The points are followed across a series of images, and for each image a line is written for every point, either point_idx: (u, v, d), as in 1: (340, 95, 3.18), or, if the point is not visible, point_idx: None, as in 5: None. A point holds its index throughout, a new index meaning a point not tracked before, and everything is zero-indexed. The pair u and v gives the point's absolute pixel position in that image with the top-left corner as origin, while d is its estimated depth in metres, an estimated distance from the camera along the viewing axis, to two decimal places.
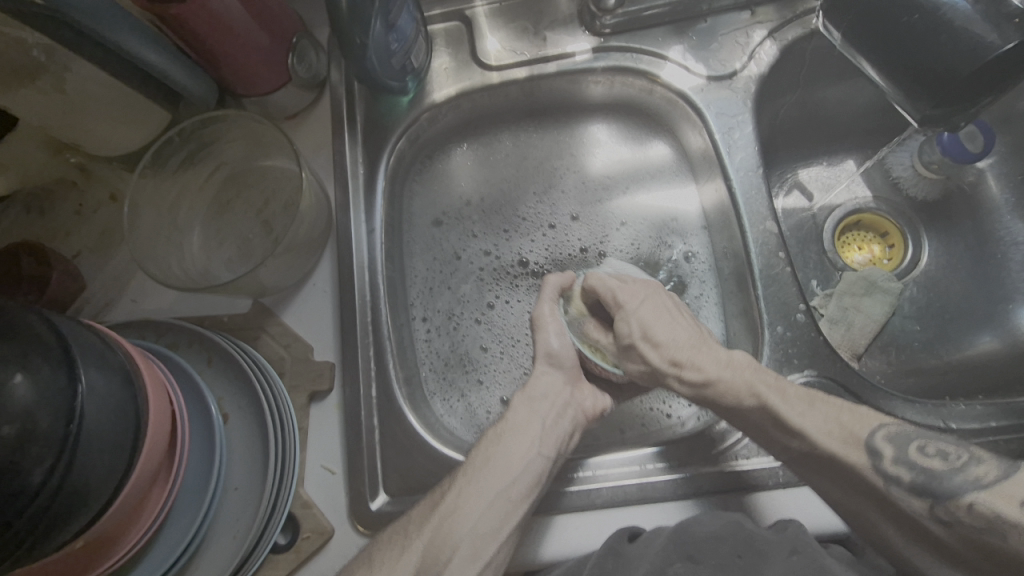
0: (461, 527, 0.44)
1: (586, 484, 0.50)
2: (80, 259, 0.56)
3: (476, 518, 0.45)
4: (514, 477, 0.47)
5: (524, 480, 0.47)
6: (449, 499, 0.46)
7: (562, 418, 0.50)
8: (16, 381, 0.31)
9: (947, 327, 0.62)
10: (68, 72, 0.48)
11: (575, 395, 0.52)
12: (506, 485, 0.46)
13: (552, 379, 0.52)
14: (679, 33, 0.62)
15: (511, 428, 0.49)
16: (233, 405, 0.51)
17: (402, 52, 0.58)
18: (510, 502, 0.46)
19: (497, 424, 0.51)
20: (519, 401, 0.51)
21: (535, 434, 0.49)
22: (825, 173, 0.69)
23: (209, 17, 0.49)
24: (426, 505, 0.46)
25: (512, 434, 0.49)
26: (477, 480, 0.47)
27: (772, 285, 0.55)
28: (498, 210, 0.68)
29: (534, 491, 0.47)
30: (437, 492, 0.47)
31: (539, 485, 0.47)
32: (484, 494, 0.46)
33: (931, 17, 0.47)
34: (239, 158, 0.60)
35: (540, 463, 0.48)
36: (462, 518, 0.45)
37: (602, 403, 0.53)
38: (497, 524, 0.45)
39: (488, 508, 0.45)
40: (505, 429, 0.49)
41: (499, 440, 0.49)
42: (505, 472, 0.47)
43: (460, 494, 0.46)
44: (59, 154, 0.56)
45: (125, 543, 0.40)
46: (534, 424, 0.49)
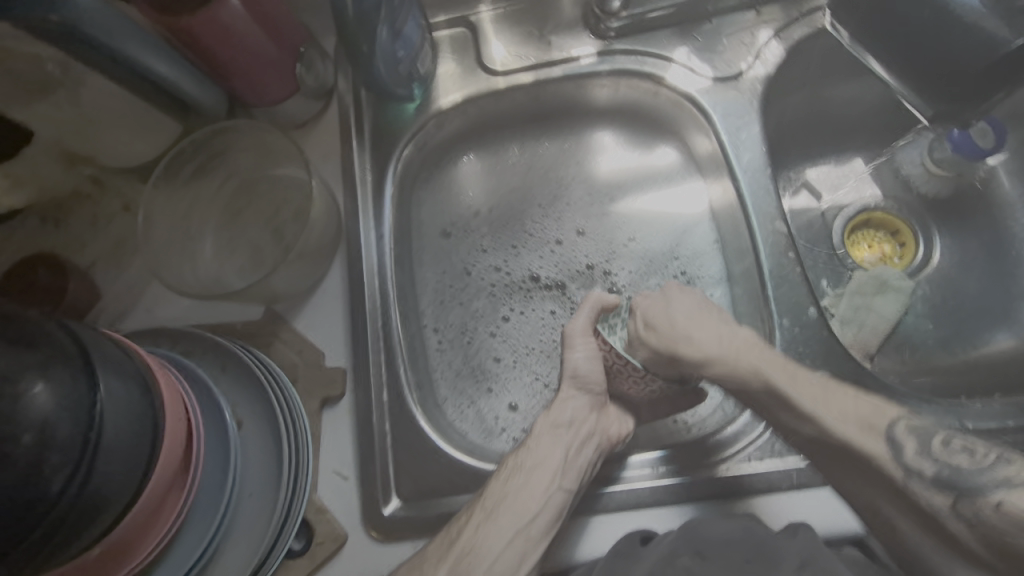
0: (478, 568, 0.44)
1: (621, 484, 0.50)
2: (95, 270, 0.57)
3: (495, 556, 0.45)
4: (535, 512, 0.47)
5: (545, 514, 0.47)
6: (466, 537, 0.46)
7: (585, 448, 0.49)
8: (37, 389, 0.31)
9: (961, 326, 0.62)
10: (83, 86, 0.49)
11: (601, 421, 0.52)
12: (527, 522, 0.46)
13: (577, 404, 0.52)
14: (684, 35, 0.62)
15: (530, 459, 0.49)
16: (247, 411, 0.51)
17: (409, 60, 0.59)
18: (531, 538, 0.46)
19: (516, 453, 0.50)
20: (543, 428, 0.51)
21: (556, 466, 0.48)
22: (834, 172, 0.69)
23: (219, 29, 0.50)
24: (443, 540, 0.46)
25: (532, 467, 0.48)
26: (496, 513, 0.47)
27: (782, 285, 0.55)
28: (508, 223, 0.68)
29: (554, 525, 0.47)
30: (454, 528, 0.47)
31: (560, 518, 0.47)
32: (503, 531, 0.46)
33: (941, 14, 0.46)
34: (247, 168, 0.61)
35: (560, 498, 0.47)
36: (482, 554, 0.45)
37: (627, 428, 0.53)
38: (512, 564, 0.45)
39: (507, 545, 0.45)
40: (526, 461, 0.49)
41: (516, 474, 0.48)
42: (528, 504, 0.47)
43: (478, 529, 0.46)
44: (74, 166, 0.57)
45: (142, 551, 0.40)
46: (556, 455, 0.49)
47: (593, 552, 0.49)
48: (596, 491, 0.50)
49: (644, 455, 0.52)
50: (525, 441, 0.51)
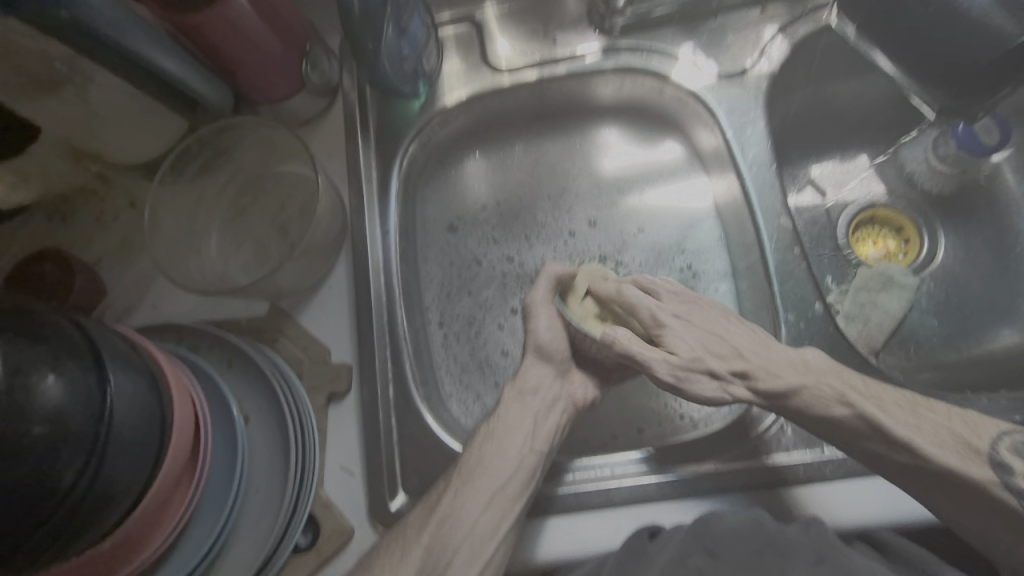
0: (459, 532, 0.45)
1: (571, 488, 0.50)
2: (101, 266, 0.58)
3: (474, 520, 0.46)
4: (511, 475, 0.47)
5: (519, 477, 0.48)
6: (446, 501, 0.46)
7: (550, 413, 0.51)
8: (48, 381, 0.31)
9: (966, 321, 0.62)
10: (91, 83, 0.49)
11: (565, 386, 0.53)
12: (502, 485, 0.47)
13: (541, 372, 0.52)
14: (689, 32, 0.62)
15: (502, 426, 0.50)
16: (253, 406, 0.51)
17: (414, 56, 0.59)
18: (509, 500, 0.47)
19: (489, 420, 0.51)
20: (512, 395, 0.51)
21: (527, 431, 0.50)
22: (838, 169, 0.69)
23: (225, 25, 0.50)
24: (425, 508, 0.47)
25: (504, 432, 0.49)
26: (473, 478, 0.47)
27: (788, 281, 0.55)
28: (518, 216, 0.68)
29: (528, 487, 0.48)
30: (433, 494, 0.48)
31: (533, 481, 0.48)
32: (480, 496, 0.47)
33: (946, 8, 0.46)
34: (253, 165, 0.61)
35: (534, 460, 0.49)
36: (462, 518, 0.46)
37: (591, 394, 0.54)
38: (491, 529, 0.46)
39: (485, 509, 0.46)
40: (497, 427, 0.50)
41: (491, 440, 0.49)
42: (503, 467, 0.48)
43: (457, 497, 0.47)
44: (81, 162, 0.57)
45: (150, 545, 0.40)
46: (526, 421, 0.50)
47: (592, 551, 0.48)
48: (588, 489, 0.50)
49: (586, 459, 0.52)
50: (494, 409, 0.52)
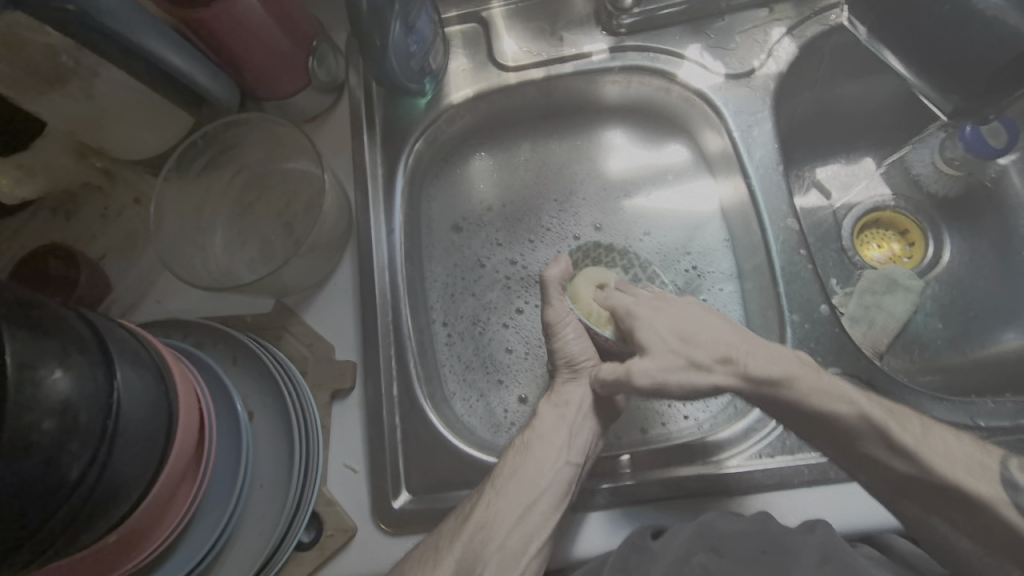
0: (492, 544, 0.44)
1: (590, 484, 0.50)
2: (106, 262, 0.57)
3: (508, 533, 0.45)
4: (543, 488, 0.47)
5: (554, 489, 0.47)
6: (479, 512, 0.46)
7: (586, 425, 0.51)
8: (57, 375, 0.31)
9: (972, 325, 0.62)
10: (97, 77, 0.49)
11: (604, 397, 0.53)
12: (536, 497, 0.46)
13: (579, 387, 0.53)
14: (696, 32, 0.62)
15: (539, 438, 0.49)
16: (258, 402, 0.51)
17: (421, 54, 0.59)
18: (543, 513, 0.46)
19: (525, 432, 0.51)
20: (546, 409, 0.52)
21: (562, 443, 0.49)
22: (844, 171, 0.69)
23: (233, 21, 0.50)
24: (457, 518, 0.46)
25: (539, 444, 0.49)
26: (501, 488, 0.47)
27: (794, 282, 0.55)
28: (521, 218, 0.68)
29: (564, 500, 0.47)
30: (466, 506, 0.47)
31: (568, 494, 0.47)
32: (514, 507, 0.46)
33: (964, 7, 0.46)
34: (259, 162, 0.61)
35: (569, 472, 0.48)
36: (495, 531, 0.45)
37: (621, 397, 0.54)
38: (525, 539, 0.45)
39: (519, 522, 0.45)
40: (534, 439, 0.49)
41: (520, 451, 0.49)
42: (535, 479, 0.47)
43: (490, 508, 0.46)
44: (85, 158, 0.57)
45: (154, 539, 0.40)
46: (561, 433, 0.50)
47: (597, 550, 0.48)
48: (592, 489, 0.50)
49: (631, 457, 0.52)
50: (530, 422, 0.52)
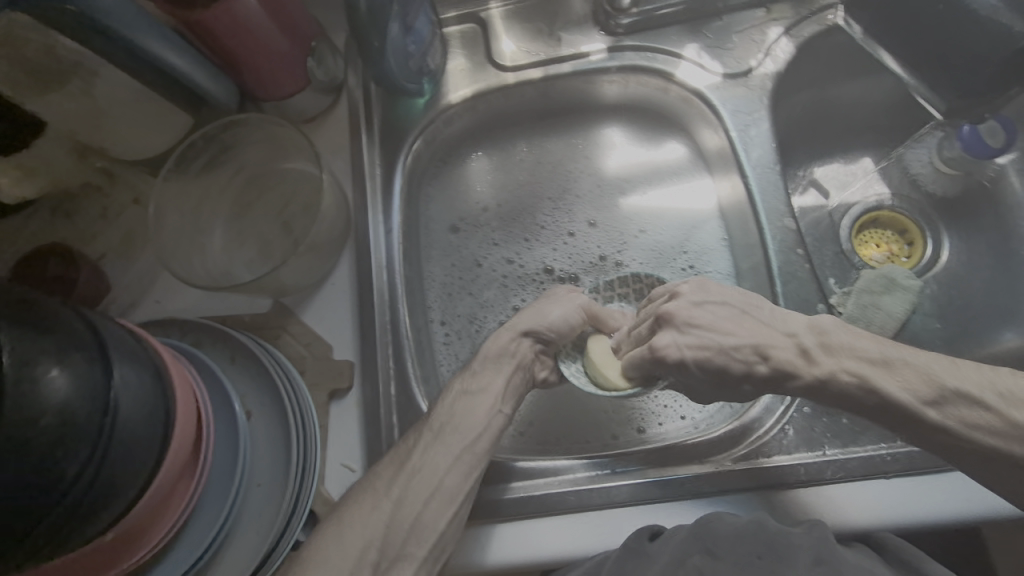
0: (426, 488, 0.44)
1: (587, 484, 0.51)
2: (105, 262, 0.57)
3: (442, 475, 0.45)
4: None
5: (484, 437, 0.47)
6: (414, 457, 0.45)
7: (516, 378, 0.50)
8: (54, 373, 0.31)
9: (970, 325, 0.61)
10: (97, 77, 0.50)
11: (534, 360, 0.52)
12: (471, 441, 0.46)
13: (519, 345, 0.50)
14: (694, 32, 0.62)
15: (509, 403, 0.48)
16: (256, 401, 0.51)
17: (419, 54, 0.59)
18: (474, 458, 0.46)
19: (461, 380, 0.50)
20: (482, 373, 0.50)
21: (497, 391, 0.49)
22: (842, 171, 0.69)
23: (232, 22, 0.51)
24: (393, 463, 0.46)
25: (478, 391, 0.48)
26: (441, 435, 0.46)
27: (791, 282, 0.55)
28: (519, 218, 0.68)
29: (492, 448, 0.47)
30: (402, 450, 0.46)
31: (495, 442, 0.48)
32: (449, 452, 0.46)
33: (956, 9, 0.46)
34: (257, 162, 0.61)
35: (500, 420, 0.48)
36: (427, 475, 0.45)
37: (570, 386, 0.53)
38: (459, 483, 0.45)
39: (453, 465, 0.46)
40: (472, 385, 0.49)
41: (464, 397, 0.48)
42: (468, 424, 0.47)
43: (426, 451, 0.46)
44: (85, 159, 0.57)
45: (152, 537, 0.41)
46: (498, 382, 0.49)
47: (594, 551, 0.47)
48: (586, 488, 0.50)
49: (525, 461, 0.53)
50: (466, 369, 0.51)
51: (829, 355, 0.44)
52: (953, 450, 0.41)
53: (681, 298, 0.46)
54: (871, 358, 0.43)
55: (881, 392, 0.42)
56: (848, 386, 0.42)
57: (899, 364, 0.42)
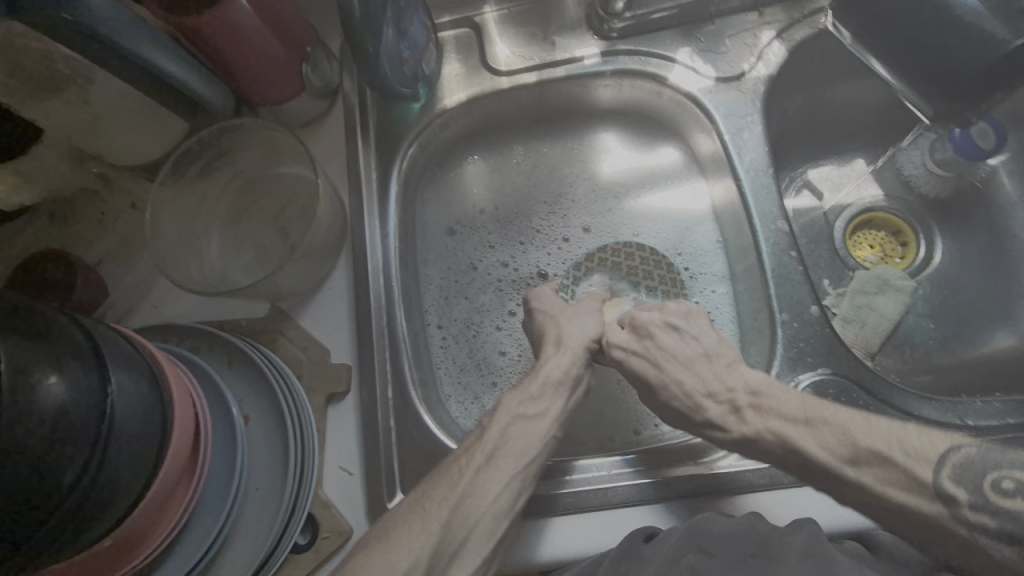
0: (477, 509, 0.44)
1: (583, 485, 0.51)
2: (102, 266, 0.58)
3: (494, 500, 0.45)
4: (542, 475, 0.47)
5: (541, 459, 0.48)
6: (467, 479, 0.45)
7: (558, 395, 0.50)
8: (51, 381, 0.31)
9: (963, 325, 0.62)
10: (93, 84, 0.50)
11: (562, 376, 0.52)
12: (527, 466, 0.47)
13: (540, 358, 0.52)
14: (687, 35, 0.63)
15: (534, 409, 0.49)
16: (253, 406, 0.51)
17: (414, 59, 0.59)
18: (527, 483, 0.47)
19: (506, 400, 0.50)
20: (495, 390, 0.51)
21: (554, 413, 0.50)
22: (835, 172, 0.69)
23: (227, 29, 0.51)
24: (444, 484, 0.46)
25: (534, 413, 0.49)
26: (496, 457, 0.47)
27: (784, 284, 0.55)
28: (514, 221, 0.68)
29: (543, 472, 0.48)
30: (452, 472, 0.46)
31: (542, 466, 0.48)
32: (503, 475, 0.46)
33: (941, 15, 0.47)
34: (254, 166, 0.62)
35: (552, 443, 0.49)
36: (480, 499, 0.45)
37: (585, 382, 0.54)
38: (510, 504, 0.45)
39: (505, 490, 0.46)
40: (528, 407, 0.49)
41: (520, 420, 0.49)
42: (522, 448, 0.47)
43: (478, 474, 0.46)
44: (82, 164, 0.57)
45: (151, 543, 0.41)
46: (557, 404, 0.50)
47: (591, 551, 0.48)
48: (583, 489, 0.50)
49: (585, 459, 0.53)
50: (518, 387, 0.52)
51: (760, 415, 0.45)
52: (863, 463, 0.41)
53: (660, 315, 0.53)
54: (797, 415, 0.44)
55: (804, 451, 0.42)
56: (770, 442, 0.44)
57: (820, 423, 0.43)
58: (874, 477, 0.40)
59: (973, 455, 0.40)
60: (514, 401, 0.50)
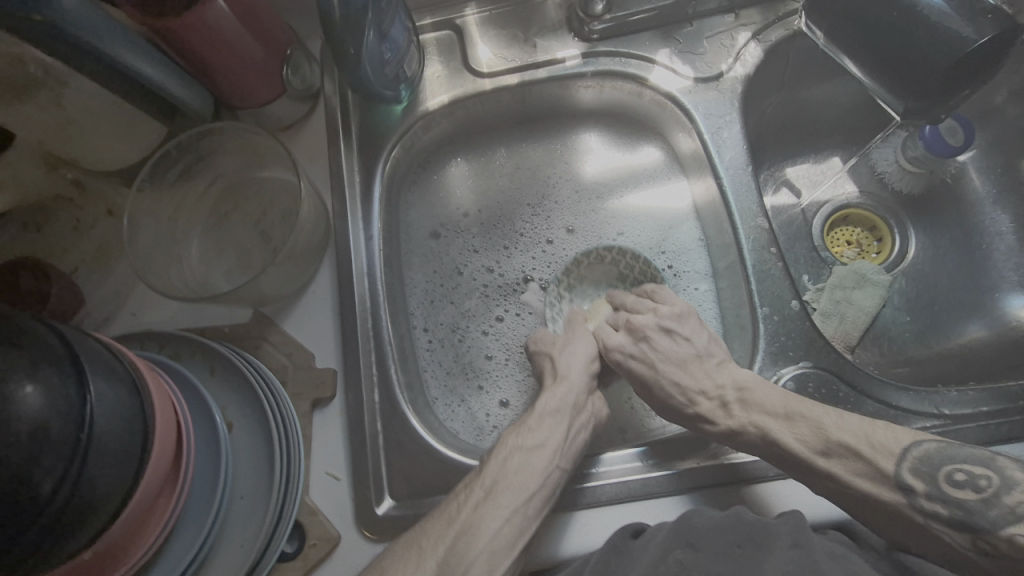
0: (474, 546, 0.44)
1: (575, 484, 0.51)
2: (79, 275, 0.56)
3: (494, 534, 0.44)
4: (534, 492, 0.47)
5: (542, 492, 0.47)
6: (466, 514, 0.45)
7: (558, 425, 0.50)
8: (27, 390, 0.31)
9: (937, 318, 0.63)
10: (66, 87, 0.48)
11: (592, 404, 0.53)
12: (525, 500, 0.46)
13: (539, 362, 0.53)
14: (666, 37, 0.64)
15: (530, 439, 0.49)
16: (237, 413, 0.51)
17: (395, 61, 0.59)
18: (528, 514, 0.46)
19: (517, 427, 0.51)
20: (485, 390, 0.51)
21: (557, 445, 0.49)
22: (812, 170, 0.71)
23: (204, 31, 0.51)
24: (442, 519, 0.45)
25: (534, 446, 0.49)
26: (495, 491, 0.46)
27: (765, 280, 0.56)
28: (498, 224, 0.68)
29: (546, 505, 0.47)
30: (453, 505, 0.46)
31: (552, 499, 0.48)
32: (502, 510, 0.45)
33: (908, 15, 0.49)
34: (234, 171, 0.61)
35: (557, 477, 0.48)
36: (480, 533, 0.44)
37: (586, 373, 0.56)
38: (511, 538, 0.45)
39: (505, 524, 0.45)
40: (525, 439, 0.49)
41: (519, 452, 0.48)
42: (525, 481, 0.47)
43: (476, 509, 0.45)
44: (55, 169, 0.56)
45: (133, 555, 0.40)
46: (558, 435, 0.49)
47: (581, 549, 0.48)
48: (573, 489, 0.50)
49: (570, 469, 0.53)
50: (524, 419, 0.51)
51: (744, 410, 0.48)
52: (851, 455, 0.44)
53: (664, 306, 0.54)
54: None
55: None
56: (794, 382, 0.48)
57: (798, 418, 0.46)
58: (884, 414, 0.44)
59: (931, 448, 0.43)
60: (514, 434, 0.49)
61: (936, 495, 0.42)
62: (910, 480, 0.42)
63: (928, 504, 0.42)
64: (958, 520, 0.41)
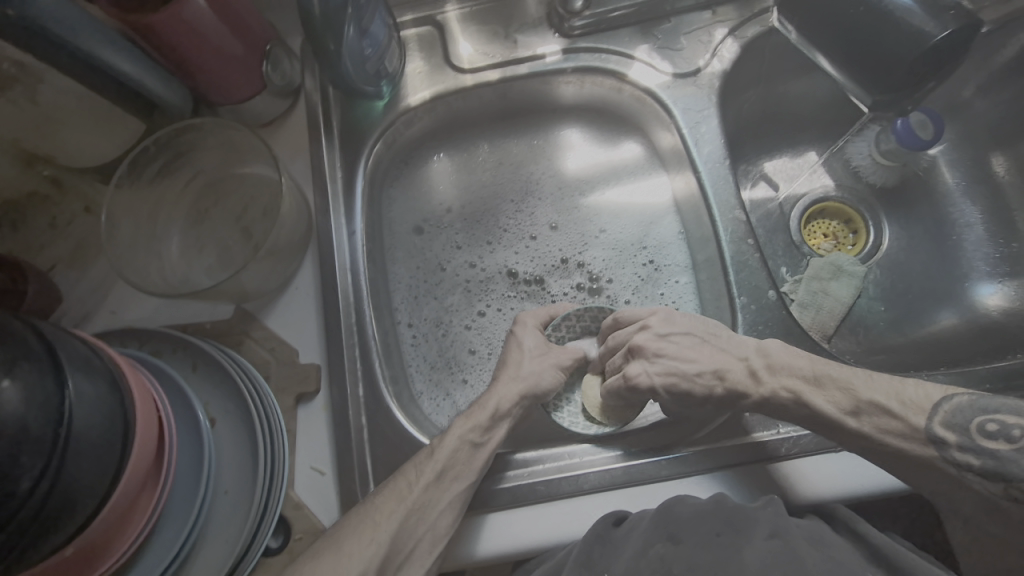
0: (422, 527, 0.47)
1: (558, 472, 0.52)
2: (55, 272, 0.56)
3: (438, 519, 0.47)
4: (477, 479, 0.49)
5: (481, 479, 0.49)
6: (416, 498, 0.47)
7: (507, 415, 0.52)
8: (4, 385, 0.31)
9: (911, 306, 0.65)
10: (42, 83, 0.49)
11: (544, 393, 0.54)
12: (468, 487, 0.49)
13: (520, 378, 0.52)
14: (645, 33, 0.64)
15: (484, 431, 0.51)
16: (220, 409, 0.51)
17: (376, 57, 0.59)
18: (470, 499, 0.48)
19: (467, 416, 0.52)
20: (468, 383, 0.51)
21: (501, 436, 0.51)
22: (790, 164, 0.72)
23: (183, 27, 0.50)
24: (392, 497, 0.47)
25: (486, 435, 0.50)
26: (444, 478, 0.48)
27: (743, 270, 0.57)
28: (481, 219, 0.69)
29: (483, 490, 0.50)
30: (403, 486, 0.48)
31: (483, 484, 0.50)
32: (449, 495, 0.48)
33: (875, 12, 0.50)
34: (215, 168, 0.61)
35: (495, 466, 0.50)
36: (427, 517, 0.47)
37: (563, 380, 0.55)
38: (451, 521, 0.48)
39: (448, 508, 0.48)
40: (478, 429, 0.50)
41: (472, 443, 0.50)
42: (466, 470, 0.49)
43: (429, 493, 0.47)
44: (31, 166, 0.54)
45: (115, 551, 0.40)
46: (504, 427, 0.51)
47: (565, 538, 0.49)
48: (556, 477, 0.51)
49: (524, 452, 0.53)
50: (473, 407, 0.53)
51: (772, 375, 0.49)
52: (835, 437, 0.47)
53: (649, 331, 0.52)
54: (806, 376, 0.48)
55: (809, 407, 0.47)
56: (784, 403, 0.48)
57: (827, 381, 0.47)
58: (876, 427, 0.45)
59: (961, 403, 0.44)
60: (466, 426, 0.50)
61: (969, 446, 0.43)
62: (944, 437, 0.43)
63: (960, 455, 0.43)
64: (992, 468, 0.42)
